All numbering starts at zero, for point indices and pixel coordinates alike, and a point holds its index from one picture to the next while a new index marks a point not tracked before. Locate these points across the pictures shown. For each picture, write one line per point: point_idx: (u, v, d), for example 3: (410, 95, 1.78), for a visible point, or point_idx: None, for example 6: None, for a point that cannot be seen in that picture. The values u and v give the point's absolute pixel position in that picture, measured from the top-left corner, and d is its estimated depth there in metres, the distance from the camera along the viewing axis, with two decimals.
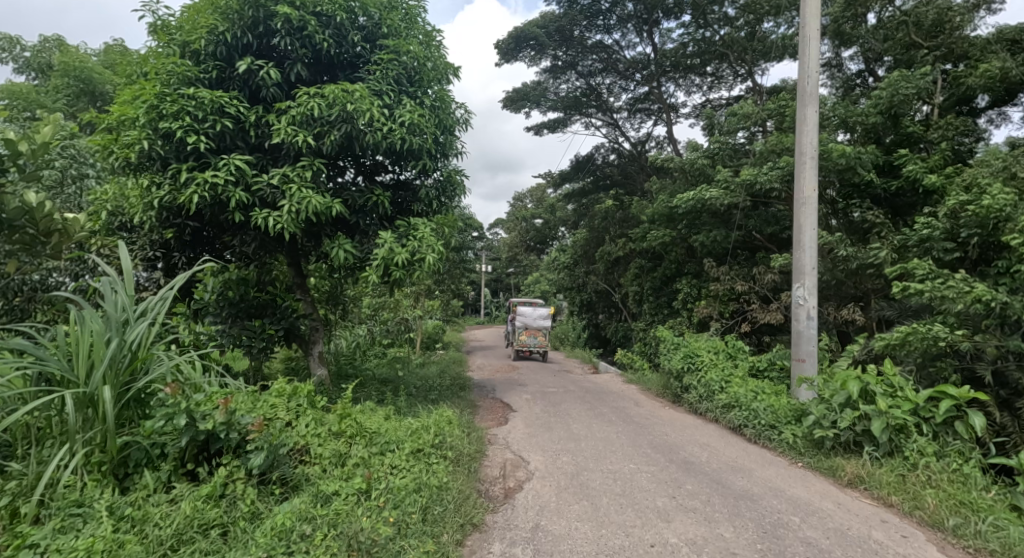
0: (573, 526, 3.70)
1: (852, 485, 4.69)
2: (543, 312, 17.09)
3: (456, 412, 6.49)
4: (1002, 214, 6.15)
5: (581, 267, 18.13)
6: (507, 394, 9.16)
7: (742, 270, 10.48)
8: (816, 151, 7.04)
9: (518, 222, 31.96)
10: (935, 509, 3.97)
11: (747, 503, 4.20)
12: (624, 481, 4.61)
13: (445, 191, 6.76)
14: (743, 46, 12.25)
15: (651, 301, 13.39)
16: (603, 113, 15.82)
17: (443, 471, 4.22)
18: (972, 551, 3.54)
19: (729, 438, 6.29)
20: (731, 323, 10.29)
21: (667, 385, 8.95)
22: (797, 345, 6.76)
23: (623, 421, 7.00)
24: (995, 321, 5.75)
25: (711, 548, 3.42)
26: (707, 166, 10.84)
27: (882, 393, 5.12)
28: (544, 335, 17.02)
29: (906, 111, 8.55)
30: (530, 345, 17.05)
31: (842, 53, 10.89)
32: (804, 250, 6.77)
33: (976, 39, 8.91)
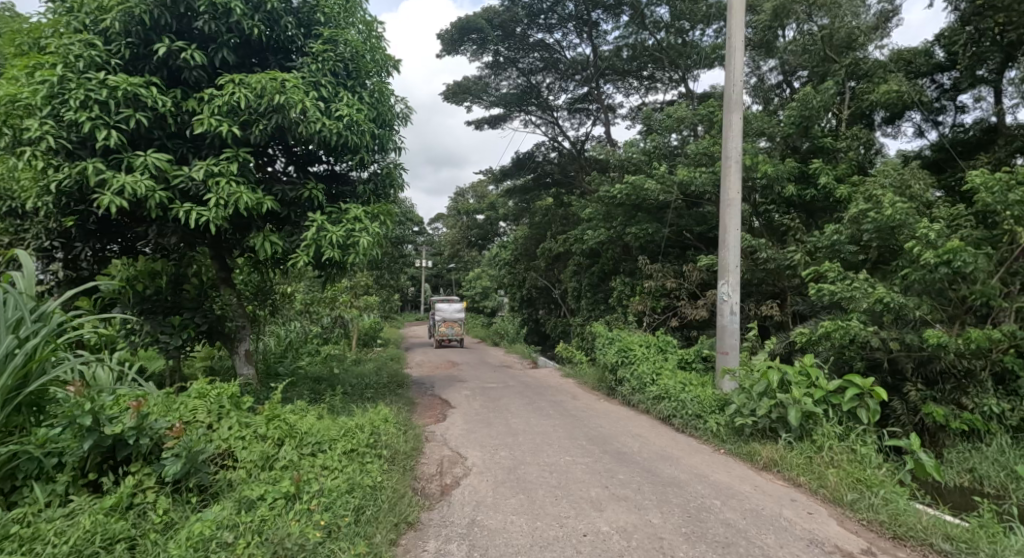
0: (508, 520, 3.76)
1: (767, 468, 5.05)
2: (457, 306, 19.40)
3: (393, 410, 6.40)
4: (900, 222, 6.76)
5: (521, 264, 18.30)
6: (445, 391, 9.11)
7: (674, 267, 10.95)
8: (740, 156, 7.44)
9: (460, 219, 31.90)
10: (836, 487, 4.34)
11: (674, 489, 4.41)
12: (560, 472, 4.74)
13: (383, 185, 6.65)
14: (677, 52, 12.82)
15: (589, 297, 13.70)
16: (543, 112, 16.02)
17: (377, 470, 4.16)
18: (865, 523, 3.86)
19: (659, 428, 6.58)
20: (663, 318, 10.74)
21: (602, 378, 9.23)
22: (721, 338, 7.13)
23: (560, 414, 7.16)
24: (891, 317, 6.32)
25: (640, 535, 3.57)
26: (643, 165, 11.33)
27: (796, 382, 5.51)
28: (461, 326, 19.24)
29: (815, 123, 9.27)
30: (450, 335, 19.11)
31: (764, 65, 11.64)
32: (729, 250, 7.16)
33: (876, 60, 9.79)
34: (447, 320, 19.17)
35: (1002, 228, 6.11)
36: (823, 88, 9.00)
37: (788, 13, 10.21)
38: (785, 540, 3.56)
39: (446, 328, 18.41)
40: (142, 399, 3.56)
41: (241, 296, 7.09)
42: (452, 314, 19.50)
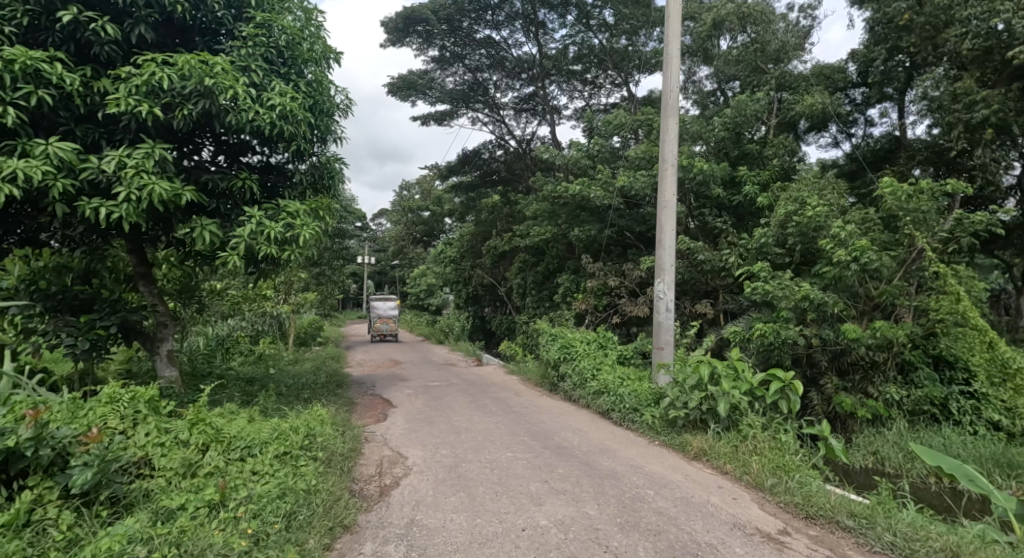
0: (448, 518, 3.75)
1: (697, 457, 5.29)
2: (391, 304, 21.29)
3: (331, 411, 6.22)
4: (818, 224, 7.31)
5: (467, 261, 18.10)
6: (387, 390, 8.96)
7: (615, 265, 11.25)
8: (676, 159, 7.72)
9: (404, 216, 31.36)
10: (759, 472, 4.60)
11: (611, 481, 4.55)
12: (500, 469, 4.77)
13: (323, 178, 6.44)
14: (621, 56, 13.30)
15: (534, 295, 13.85)
16: (490, 110, 16.00)
17: (311, 473, 4.05)
18: (783, 505, 4.12)
19: (598, 422, 6.75)
20: (605, 316, 11.02)
21: (544, 374, 9.36)
22: (657, 334, 7.38)
23: (503, 411, 7.20)
24: (809, 313, 6.77)
25: (577, 527, 3.65)
26: (588, 167, 11.62)
27: (725, 376, 5.80)
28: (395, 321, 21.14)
29: (746, 130, 9.88)
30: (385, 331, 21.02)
31: (699, 73, 12.25)
32: (664, 249, 7.42)
33: (801, 75, 10.53)
34: (382, 317, 21.06)
35: (906, 231, 6.67)
36: (755, 97, 9.59)
37: (725, 23, 10.74)
38: (712, 525, 3.75)
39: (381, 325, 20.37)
40: (43, 408, 3.30)
41: (163, 294, 6.67)
42: (387, 311, 21.36)
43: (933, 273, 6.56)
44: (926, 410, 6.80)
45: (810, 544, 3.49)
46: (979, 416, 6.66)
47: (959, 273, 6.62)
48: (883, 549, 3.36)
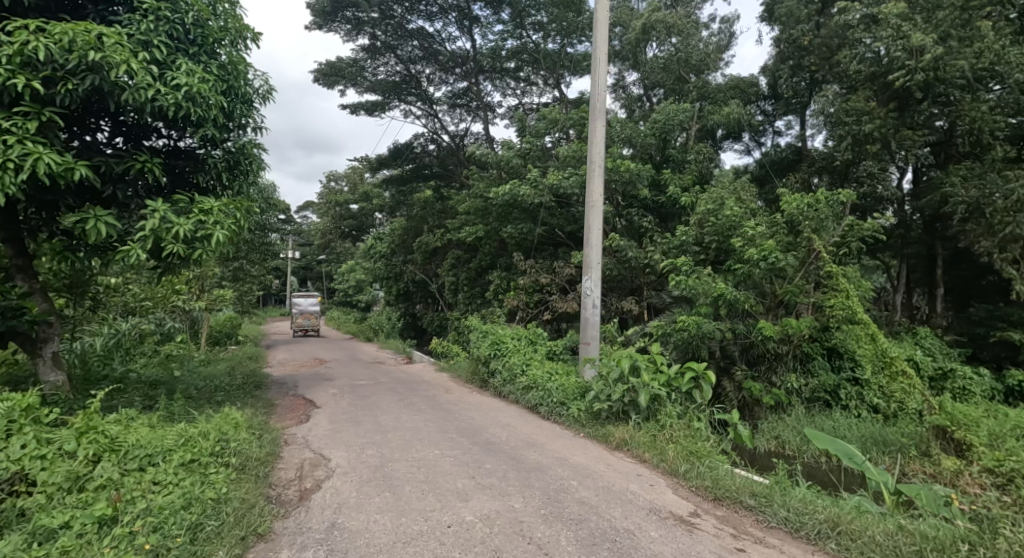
0: (372, 519, 3.64)
1: (619, 447, 5.49)
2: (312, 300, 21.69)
3: (247, 414, 5.90)
4: (732, 225, 7.82)
5: (398, 257, 17.68)
6: (310, 391, 8.61)
7: (545, 263, 11.43)
8: (602, 158, 7.93)
9: (331, 209, 30.21)
10: (673, 460, 4.84)
11: (537, 474, 4.62)
12: (427, 467, 4.72)
13: (238, 165, 6.05)
14: (553, 58, 13.55)
15: (466, 291, 13.78)
16: (423, 103, 15.75)
17: (222, 481, 3.80)
18: (694, 489, 4.36)
19: (527, 417, 6.83)
20: (535, 313, 11.13)
21: (475, 370, 9.35)
22: (584, 329, 7.55)
23: (432, 409, 7.12)
24: (723, 309, 7.21)
25: (502, 520, 3.64)
26: (520, 165, 11.75)
27: (645, 368, 6.05)
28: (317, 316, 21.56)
29: (671, 136, 10.31)
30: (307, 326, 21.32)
31: (628, 77, 12.73)
32: (591, 246, 7.61)
33: (718, 86, 11.24)
34: (304, 313, 21.39)
35: (806, 233, 7.25)
36: (681, 107, 10.18)
37: (654, 29, 11.27)
38: (630, 511, 3.89)
39: (303, 320, 20.76)
40: None
41: (48, 288, 6.09)
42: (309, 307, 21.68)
43: (827, 272, 7.17)
44: (820, 396, 7.42)
45: (717, 524, 3.70)
46: (863, 401, 7.37)
47: (849, 273, 7.29)
48: (778, 523, 3.62)
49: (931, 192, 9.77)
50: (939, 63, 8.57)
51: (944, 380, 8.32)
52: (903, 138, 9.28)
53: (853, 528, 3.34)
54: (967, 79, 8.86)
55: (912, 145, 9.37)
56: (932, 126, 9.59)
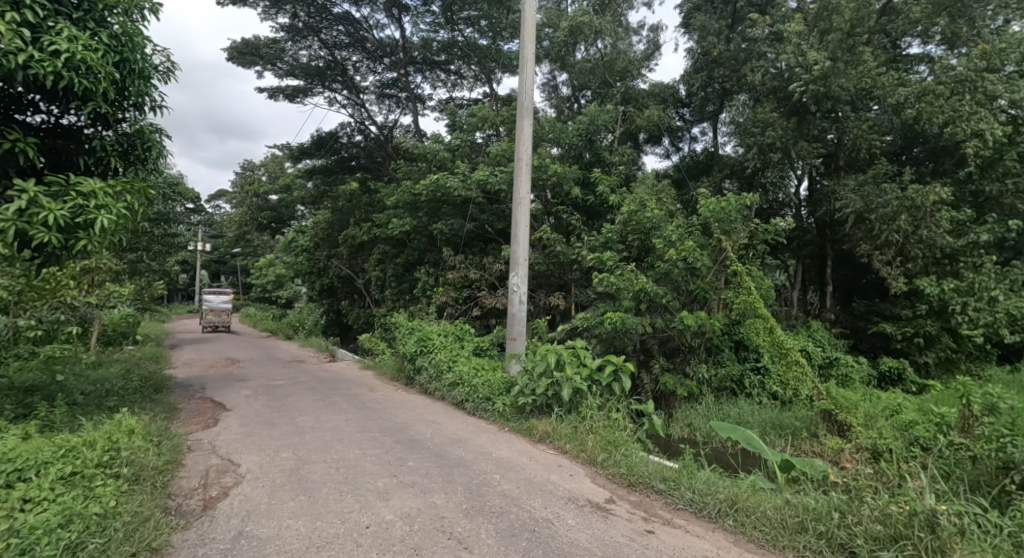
0: (283, 525, 3.48)
1: (542, 440, 5.61)
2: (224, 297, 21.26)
3: (145, 420, 5.46)
4: (651, 225, 8.22)
5: (321, 251, 16.96)
6: (221, 392, 8.11)
7: (475, 259, 11.44)
8: (529, 157, 8.02)
9: (248, 199, 28.47)
10: (593, 449, 5.02)
11: (460, 469, 4.62)
12: (347, 467, 4.59)
13: (132, 149, 5.60)
14: (484, 53, 13.57)
15: (393, 287, 13.50)
16: (348, 91, 15.25)
17: (110, 494, 3.51)
18: (611, 476, 4.54)
19: (452, 413, 6.82)
20: (464, 309, 11.09)
21: (400, 368, 9.19)
22: (510, 326, 7.61)
23: (354, 408, 6.94)
24: (642, 304, 7.56)
25: (423, 518, 3.59)
26: (448, 159, 11.68)
27: (569, 362, 6.22)
28: (229, 313, 21.04)
29: (597, 137, 10.65)
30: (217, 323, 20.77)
31: (558, 77, 12.99)
32: (517, 243, 7.68)
33: (642, 91, 11.81)
34: (214, 309, 20.81)
35: (717, 235, 7.74)
36: (605, 108, 10.50)
37: (582, 32, 11.38)
38: (550, 501, 3.99)
39: (213, 316, 20.29)
40: None
41: None
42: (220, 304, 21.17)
43: (734, 271, 7.70)
44: (727, 386, 7.96)
45: (631, 509, 3.88)
46: (764, 389, 7.99)
47: (753, 272, 7.89)
48: (684, 505, 3.85)
49: (824, 199, 10.72)
50: (831, 80, 9.42)
51: (832, 368, 9.21)
52: (801, 149, 10.14)
53: (748, 505, 3.62)
54: (853, 97, 9.83)
55: (808, 156, 10.27)
56: (824, 139, 10.49)
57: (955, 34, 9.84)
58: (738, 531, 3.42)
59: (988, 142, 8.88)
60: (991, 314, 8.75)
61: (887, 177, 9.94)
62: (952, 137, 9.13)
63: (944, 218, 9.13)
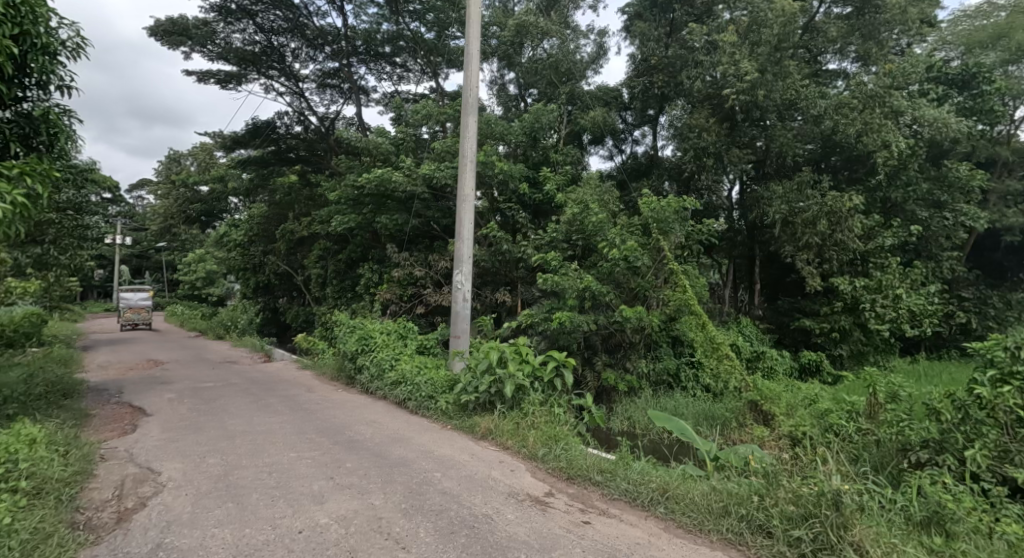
0: (208, 534, 3.32)
1: (484, 437, 5.63)
2: (144, 294, 20.47)
3: (51, 429, 5.05)
4: (594, 224, 8.43)
5: (257, 247, 16.25)
6: (141, 397, 7.61)
7: (420, 256, 11.30)
8: (474, 154, 8.01)
9: (175, 191, 26.80)
10: (534, 444, 5.09)
11: (399, 469, 4.57)
12: (279, 471, 4.44)
13: (34, 132, 5.17)
14: (430, 47, 13.41)
15: (334, 284, 13.14)
16: (287, 79, 14.66)
17: (6, 511, 3.22)
18: (551, 470, 4.63)
19: (394, 412, 6.73)
20: (408, 306, 10.94)
21: (340, 367, 8.95)
22: (454, 324, 7.57)
23: (290, 410, 6.70)
24: (585, 301, 7.74)
25: (359, 519, 3.53)
26: (392, 154, 11.49)
27: (512, 359, 6.26)
28: (149, 310, 20.22)
29: (542, 136, 10.77)
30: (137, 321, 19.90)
31: (505, 76, 13.03)
32: (462, 241, 7.65)
33: (586, 93, 12.05)
34: (133, 306, 19.97)
35: (656, 234, 8.07)
36: (549, 107, 10.62)
37: (528, 32, 11.59)
38: (490, 497, 4.02)
39: (132, 313, 19.45)
40: None
41: None
42: (139, 302, 20.29)
43: (671, 269, 8.00)
44: (664, 379, 8.27)
45: (569, 502, 3.96)
46: (698, 382, 8.35)
47: (689, 271, 8.24)
48: (619, 495, 3.98)
49: (755, 204, 11.02)
50: (761, 89, 9.95)
51: (759, 361, 9.75)
52: (732, 155, 10.69)
53: (678, 493, 3.78)
54: (780, 107, 10.42)
55: (739, 161, 10.81)
56: (754, 146, 11.07)
57: (867, 53, 10.68)
58: (668, 518, 3.58)
59: (895, 153, 9.68)
60: (895, 311, 9.72)
61: (809, 185, 10.43)
62: (865, 147, 9.88)
63: (858, 222, 9.86)
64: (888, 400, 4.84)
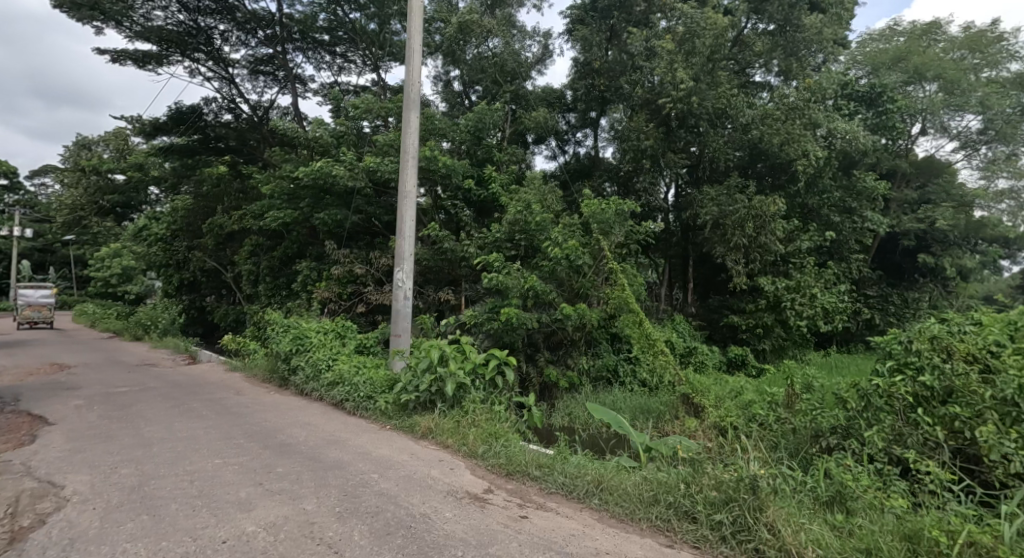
0: (120, 549, 3.11)
1: (424, 436, 5.59)
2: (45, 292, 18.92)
3: None
4: (537, 223, 8.54)
5: (181, 242, 15.30)
6: (45, 404, 6.99)
7: (360, 253, 11.03)
8: (416, 151, 7.91)
9: (85, 178, 24.72)
10: (474, 442, 5.10)
11: (335, 471, 4.46)
12: (203, 480, 4.21)
13: None
14: (371, 39, 13.10)
15: (267, 282, 12.59)
16: (215, 63, 13.92)
17: None
18: (490, 467, 4.66)
19: (331, 413, 6.54)
20: (348, 305, 10.67)
21: (272, 369, 8.58)
22: (395, 322, 7.44)
23: (216, 414, 6.37)
24: (527, 298, 7.84)
25: (289, 526, 3.41)
26: (332, 146, 11.18)
27: (453, 357, 6.23)
28: (51, 308, 18.73)
29: (486, 134, 10.77)
30: (36, 320, 18.38)
31: (450, 72, 12.92)
32: (403, 238, 7.53)
33: (529, 93, 12.17)
34: (32, 304, 18.44)
35: (596, 234, 8.27)
36: (493, 107, 10.62)
37: (472, 30, 11.57)
38: (428, 496, 3.99)
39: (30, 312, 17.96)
40: None
41: None
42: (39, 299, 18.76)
43: (610, 268, 8.22)
44: (603, 375, 8.50)
45: (507, 497, 4.00)
46: (635, 377, 8.63)
47: (627, 270, 8.51)
48: (556, 488, 4.07)
49: (688, 206, 11.55)
50: (694, 96, 10.42)
51: (691, 356, 10.20)
52: (668, 159, 11.13)
53: (612, 484, 3.90)
54: (712, 115, 10.91)
55: (674, 164, 11.26)
56: (688, 151, 11.56)
57: (789, 68, 11.44)
58: (601, 509, 3.70)
59: (813, 161, 10.41)
60: (812, 309, 10.54)
61: (737, 190, 11.02)
62: (787, 155, 10.57)
63: (781, 225, 10.52)
64: (804, 391, 5.21)
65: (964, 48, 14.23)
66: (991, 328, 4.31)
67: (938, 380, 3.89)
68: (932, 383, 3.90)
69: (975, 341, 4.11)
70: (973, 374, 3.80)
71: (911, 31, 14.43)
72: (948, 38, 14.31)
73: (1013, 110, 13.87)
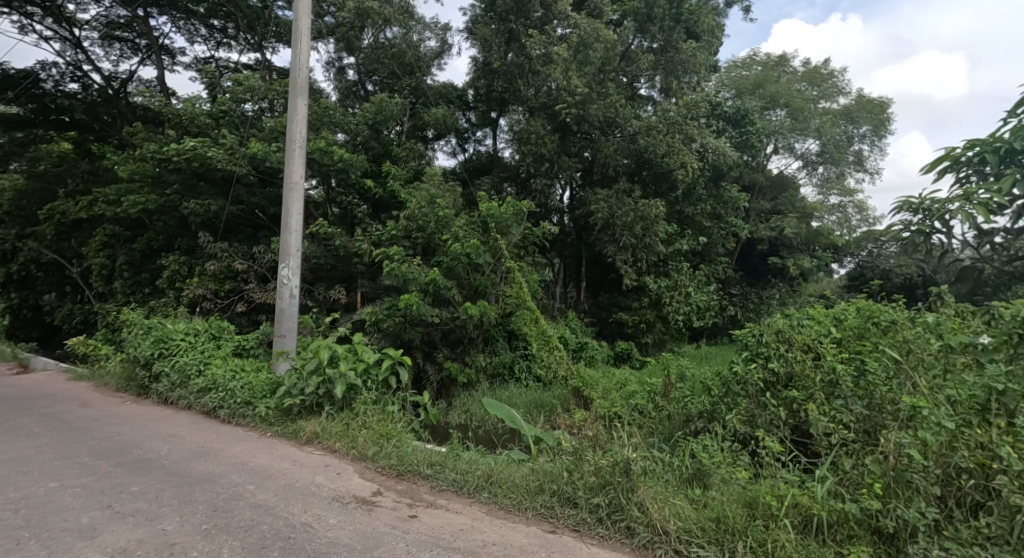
0: None
1: (309, 442, 5.32)
2: None
3: None
4: (434, 221, 8.47)
5: (10, 231, 13.12)
6: None
7: (241, 248, 10.22)
8: (305, 140, 7.51)
9: None
10: (364, 444, 4.95)
11: (203, 486, 4.10)
12: (34, 507, 3.66)
13: None
14: (255, 17, 12.22)
15: (126, 278, 11.22)
16: (57, 22, 12.17)
17: None
18: (381, 469, 4.55)
19: (201, 423, 5.98)
20: (225, 303, 9.86)
21: (130, 376, 7.67)
22: (278, 322, 6.97)
23: (55, 431, 5.57)
24: (423, 294, 7.76)
25: (144, 549, 3.10)
26: (210, 128, 10.30)
27: (344, 357, 5.99)
28: None
29: (383, 128, 10.46)
30: None
31: (344, 60, 12.38)
32: (290, 232, 7.09)
33: (427, 87, 12.02)
34: None
35: (493, 233, 8.38)
36: (394, 100, 10.36)
37: (369, 17, 11.18)
38: (311, 504, 3.81)
39: None
40: None
41: None
42: None
43: (507, 266, 8.36)
44: (499, 373, 8.62)
45: (397, 498, 3.94)
46: (529, 373, 8.85)
47: (524, 268, 8.71)
48: (447, 485, 4.07)
49: (581, 208, 12.09)
50: (586, 103, 10.95)
51: (582, 351, 10.69)
52: (562, 161, 11.57)
53: (501, 478, 3.99)
54: (604, 122, 11.50)
55: (568, 167, 11.71)
56: (581, 156, 12.10)
57: (669, 85, 12.41)
58: (490, 502, 3.77)
59: (689, 171, 11.37)
60: (686, 306, 11.62)
61: (623, 193, 11.69)
62: (668, 165, 11.46)
63: (662, 228, 11.37)
64: (678, 380, 5.67)
65: (806, 81, 16.39)
66: (823, 321, 4.97)
67: (782, 367, 4.42)
68: (778, 369, 4.44)
69: (810, 333, 4.71)
70: (808, 361, 4.36)
71: (767, 61, 16.31)
72: (794, 70, 16.45)
73: (841, 137, 16.24)
